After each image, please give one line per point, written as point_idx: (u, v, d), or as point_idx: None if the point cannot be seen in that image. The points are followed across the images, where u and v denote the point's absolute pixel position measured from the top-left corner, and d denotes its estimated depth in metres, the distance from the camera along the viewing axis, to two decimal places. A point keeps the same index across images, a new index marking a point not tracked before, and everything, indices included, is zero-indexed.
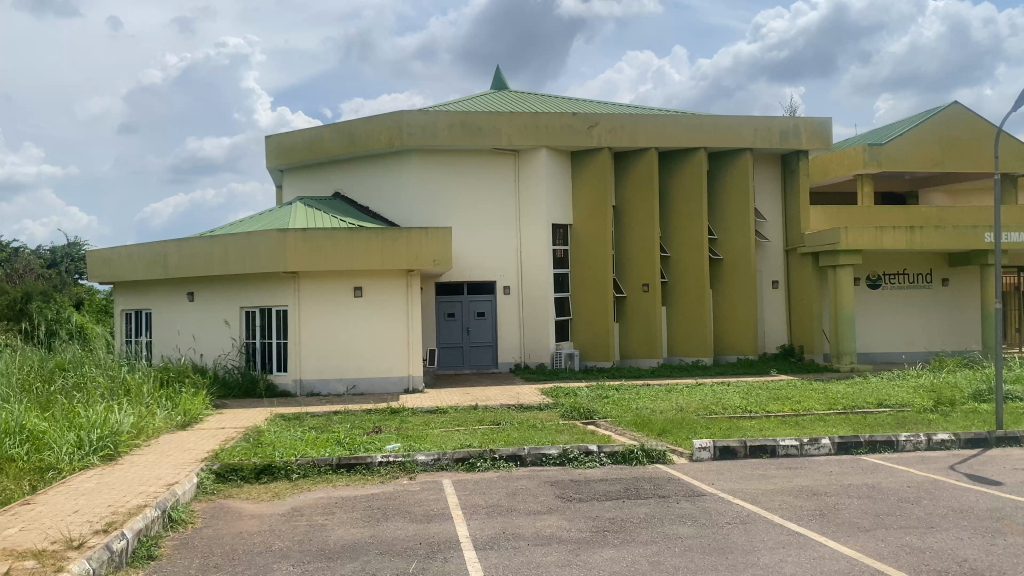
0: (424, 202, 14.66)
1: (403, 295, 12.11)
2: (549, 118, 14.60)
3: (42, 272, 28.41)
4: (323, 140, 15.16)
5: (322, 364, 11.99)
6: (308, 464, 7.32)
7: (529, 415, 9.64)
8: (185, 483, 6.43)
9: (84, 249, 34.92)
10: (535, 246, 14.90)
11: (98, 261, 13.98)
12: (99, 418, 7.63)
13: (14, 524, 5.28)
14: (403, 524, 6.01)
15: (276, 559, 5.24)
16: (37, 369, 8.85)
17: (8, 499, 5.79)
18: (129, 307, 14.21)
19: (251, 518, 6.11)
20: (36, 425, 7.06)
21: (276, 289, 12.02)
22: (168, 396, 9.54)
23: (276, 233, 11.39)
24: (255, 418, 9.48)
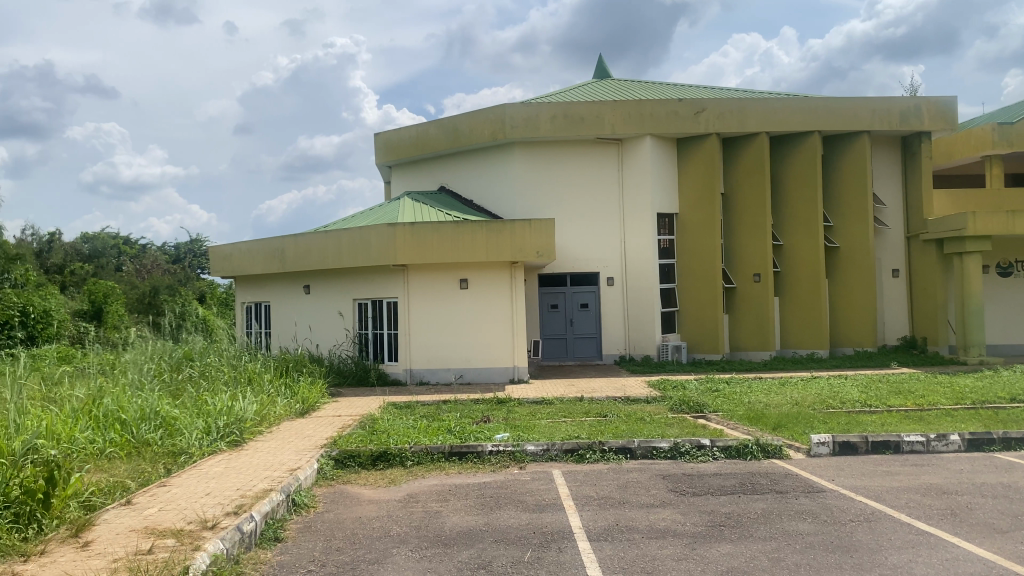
0: (528, 194, 14.69)
1: (507, 286, 12.17)
2: (654, 106, 14.36)
3: (168, 267, 30.07)
4: (428, 136, 15.43)
5: (430, 354, 12.20)
6: (421, 451, 7.46)
7: (637, 407, 9.54)
8: (306, 468, 6.67)
9: (206, 246, 36.78)
10: (639, 236, 14.72)
11: (220, 256, 14.69)
12: (225, 406, 8.00)
13: (153, 504, 5.59)
14: (516, 513, 6.04)
15: (395, 544, 5.35)
16: (168, 358, 9.35)
17: (147, 480, 6.14)
18: (249, 299, 14.88)
19: (369, 503, 6.28)
20: (169, 411, 7.46)
21: (385, 282, 12.31)
22: (287, 385, 9.93)
23: (385, 227, 11.65)
24: (369, 406, 9.74)
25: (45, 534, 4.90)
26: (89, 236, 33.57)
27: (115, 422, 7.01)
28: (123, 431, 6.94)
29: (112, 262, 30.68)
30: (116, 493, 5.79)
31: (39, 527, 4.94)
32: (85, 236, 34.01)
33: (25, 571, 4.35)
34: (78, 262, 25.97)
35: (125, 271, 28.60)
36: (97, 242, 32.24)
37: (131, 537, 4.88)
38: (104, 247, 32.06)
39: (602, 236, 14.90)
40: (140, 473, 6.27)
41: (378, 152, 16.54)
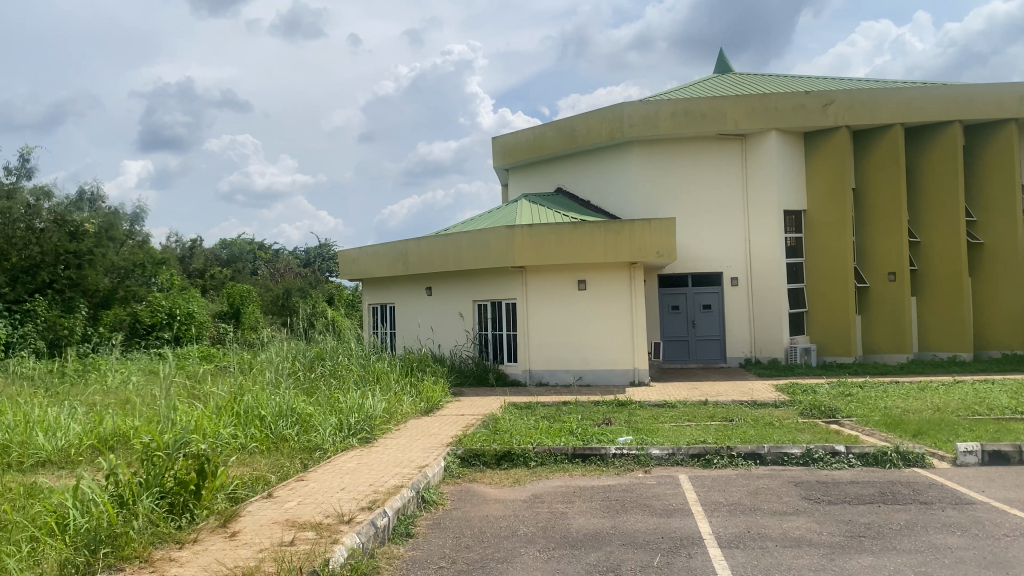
0: (648, 194, 14.49)
1: (626, 287, 12.02)
2: (780, 99, 13.91)
3: (300, 271, 31.39)
4: (545, 138, 15.51)
5: (550, 356, 12.25)
6: (545, 453, 7.48)
7: (765, 412, 9.23)
8: (434, 466, 6.80)
9: (333, 249, 38.19)
10: (765, 234, 14.28)
11: (347, 260, 15.24)
12: (355, 403, 8.28)
13: (293, 498, 5.84)
14: (643, 517, 5.95)
15: (523, 544, 5.38)
16: (301, 357, 9.78)
17: (285, 474, 6.43)
18: (375, 301, 15.37)
19: (496, 502, 6.34)
20: (304, 409, 7.79)
21: (505, 283, 12.42)
22: (412, 384, 10.18)
23: (506, 229, 11.76)
24: (490, 405, 9.85)
25: (196, 523, 5.22)
26: (227, 241, 35.67)
27: (256, 419, 7.37)
28: (262, 427, 7.29)
29: (249, 267, 32.34)
30: (259, 485, 6.09)
31: (191, 516, 5.27)
32: (224, 242, 36.13)
33: (181, 558, 4.62)
34: (217, 267, 27.51)
35: (260, 274, 30.20)
36: (234, 248, 34.20)
37: (274, 529, 5.11)
38: (240, 252, 33.93)
39: (724, 235, 14.54)
40: (279, 467, 6.56)
41: (496, 156, 16.77)
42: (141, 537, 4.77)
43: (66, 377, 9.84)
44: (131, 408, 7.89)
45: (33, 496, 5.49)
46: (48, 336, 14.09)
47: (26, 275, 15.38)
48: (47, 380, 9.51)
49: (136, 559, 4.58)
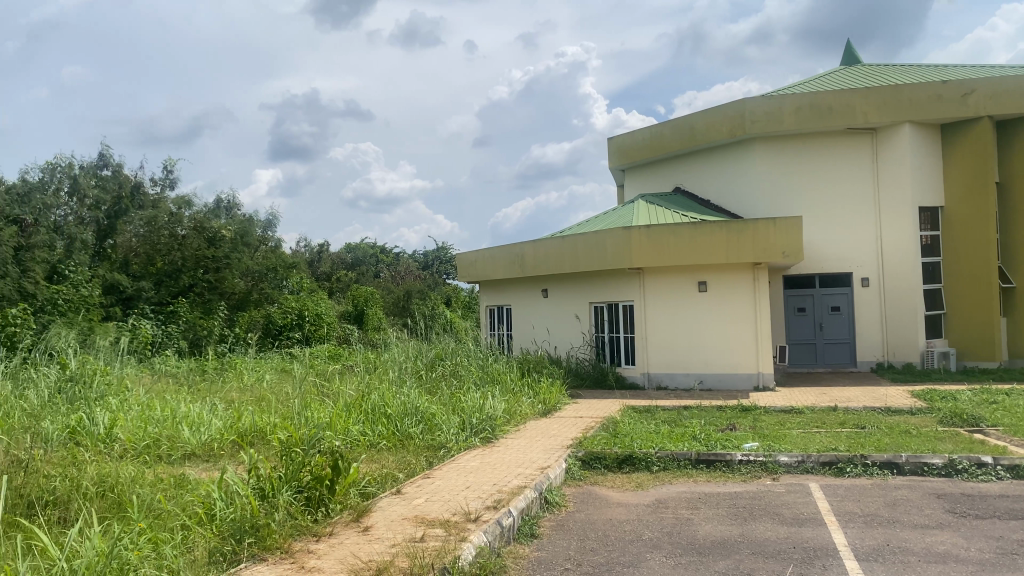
0: (770, 191, 14.06)
1: (749, 288, 11.70)
2: (913, 90, 13.23)
3: (420, 273, 32.14)
4: (663, 137, 15.31)
5: (669, 359, 12.07)
6: (668, 457, 7.36)
7: (901, 419, 8.78)
8: (556, 467, 6.82)
9: (450, 251, 38.90)
10: (898, 232, 13.61)
11: (465, 263, 15.51)
12: (477, 404, 8.39)
13: (421, 495, 5.99)
14: (772, 526, 5.77)
15: (648, 549, 5.31)
16: (422, 357, 9.98)
17: (412, 471, 6.59)
18: (492, 303, 15.56)
19: (619, 506, 6.28)
20: (428, 408, 7.97)
21: (623, 285, 12.32)
22: (530, 386, 10.24)
23: (623, 230, 11.67)
24: (609, 408, 9.79)
25: (331, 517, 5.43)
26: (352, 245, 37.01)
27: (382, 417, 7.60)
28: (389, 425, 7.52)
29: (371, 269, 33.37)
30: (388, 482, 6.28)
31: (326, 510, 5.48)
32: (348, 245, 37.51)
33: (318, 550, 4.81)
34: (342, 270, 28.48)
35: (382, 277, 31.17)
36: (358, 252, 35.45)
37: (404, 525, 5.24)
38: (363, 256, 35.14)
39: (853, 234, 13.94)
40: (406, 464, 6.74)
41: (611, 156, 16.70)
42: (282, 528, 5.00)
43: (207, 375, 10.45)
44: (266, 405, 8.30)
45: (183, 487, 5.86)
46: (189, 336, 14.97)
47: (169, 278, 16.56)
48: (190, 378, 10.12)
49: (277, 549, 4.80)
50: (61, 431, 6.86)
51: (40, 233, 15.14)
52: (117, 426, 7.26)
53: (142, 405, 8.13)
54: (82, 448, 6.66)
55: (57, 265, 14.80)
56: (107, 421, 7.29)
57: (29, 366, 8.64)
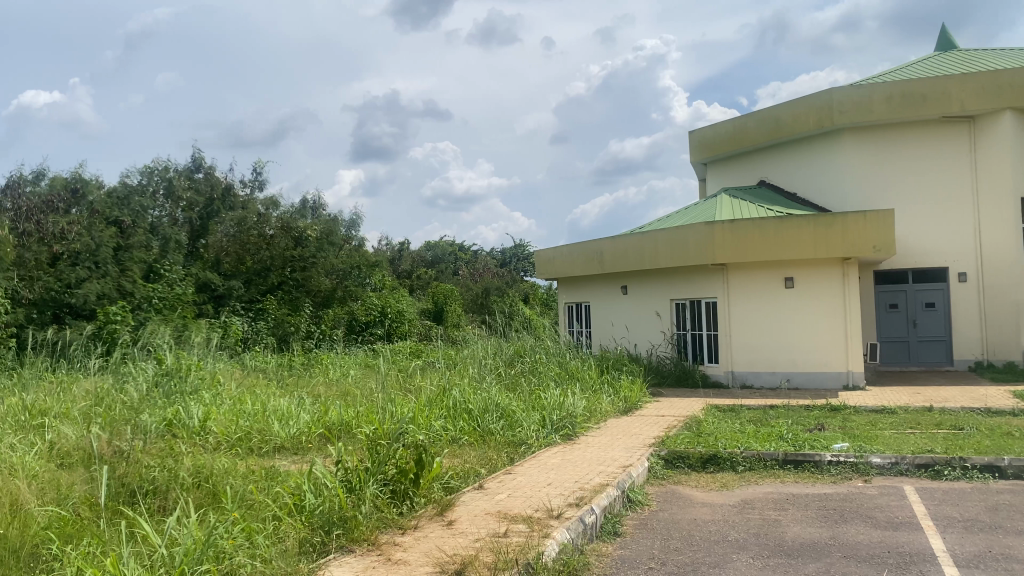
0: (859, 183, 13.59)
1: (838, 284, 11.36)
2: (1015, 74, 12.58)
3: (498, 270, 32.32)
4: (746, 129, 15.00)
5: (754, 357, 11.80)
6: (753, 457, 7.20)
7: (1002, 420, 8.36)
8: (638, 466, 6.74)
9: (528, 248, 38.98)
10: (998, 224, 13.00)
11: (543, 260, 15.52)
12: (557, 401, 8.39)
13: (503, 490, 6.01)
14: (865, 529, 5.57)
15: (735, 550, 5.20)
16: (502, 354, 10.01)
17: (494, 467, 6.62)
18: (570, 300, 15.50)
19: (704, 506, 6.17)
20: (508, 404, 8.00)
21: (705, 282, 12.11)
22: (610, 383, 10.17)
23: (706, 226, 11.47)
24: (692, 407, 9.64)
25: (416, 511, 5.52)
26: (431, 243, 37.52)
27: (464, 413, 7.68)
28: (471, 421, 7.59)
29: (450, 266, 33.75)
30: (471, 477, 6.34)
31: (411, 504, 5.59)
32: (427, 243, 38.04)
33: (404, 543, 4.89)
34: (422, 268, 28.88)
35: (461, 274, 31.51)
36: (438, 250, 35.91)
37: (488, 520, 5.27)
38: (442, 253, 35.56)
39: (950, 227, 13.37)
40: (487, 459, 6.78)
41: (693, 150, 16.46)
42: (368, 520, 5.11)
43: (295, 370, 10.74)
44: (352, 400, 8.47)
45: (273, 478, 6.05)
46: (277, 333, 15.46)
47: (258, 277, 17.12)
48: (278, 373, 10.42)
49: (364, 541, 4.91)
50: (160, 423, 7.14)
51: (138, 234, 15.80)
52: (210, 419, 7.56)
53: (234, 399, 8.42)
54: (179, 440, 6.93)
55: (153, 264, 15.43)
56: (201, 415, 7.58)
57: (128, 362, 9.06)
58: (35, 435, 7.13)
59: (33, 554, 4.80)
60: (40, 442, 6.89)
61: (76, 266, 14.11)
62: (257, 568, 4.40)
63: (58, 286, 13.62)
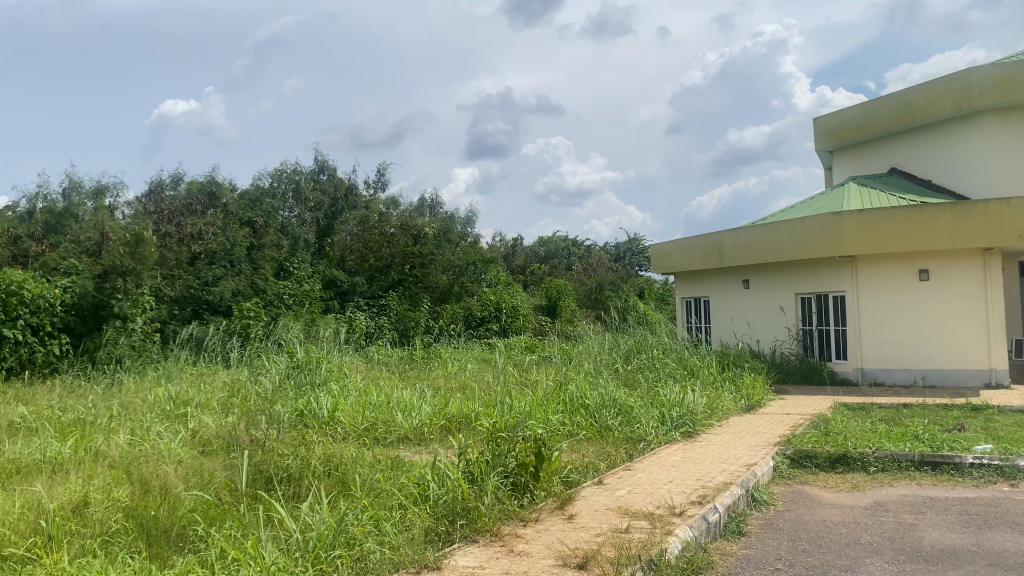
0: (1000, 168, 12.73)
1: (978, 276, 10.69)
2: None
3: (612, 265, 32.09)
4: (876, 115, 14.34)
5: (885, 353, 11.26)
6: (886, 458, 6.88)
7: None
8: (763, 465, 6.56)
9: (643, 242, 38.54)
10: None
11: (660, 254, 15.31)
12: (677, 397, 8.26)
13: (624, 486, 5.98)
14: (1013, 536, 5.22)
15: (868, 554, 4.99)
16: (618, 350, 9.96)
17: (614, 463, 6.60)
18: (689, 295, 15.22)
19: (833, 507, 5.95)
20: (627, 400, 7.95)
21: (832, 274, 11.65)
22: (731, 380, 9.93)
23: (832, 216, 11.03)
24: (818, 405, 9.29)
25: (537, 504, 5.57)
26: (544, 239, 37.69)
27: (581, 408, 7.71)
28: (588, 416, 7.60)
29: (564, 262, 33.76)
30: (591, 472, 6.34)
31: (532, 497, 5.64)
32: (541, 238, 38.23)
33: (526, 535, 4.94)
34: (536, 263, 29.00)
35: (575, 269, 31.49)
36: (551, 245, 36.05)
37: (609, 515, 5.25)
38: (556, 249, 35.67)
39: None
40: (607, 455, 6.75)
41: (818, 138, 15.95)
42: (491, 512, 5.19)
43: (415, 364, 11.01)
44: (471, 393, 8.63)
45: (398, 468, 6.25)
46: (398, 328, 15.93)
47: (380, 274, 17.67)
48: (400, 366, 10.73)
49: (487, 532, 4.99)
50: (292, 413, 7.55)
51: (269, 234, 16.60)
52: (338, 410, 7.90)
53: (360, 391, 8.74)
54: (310, 430, 7.27)
55: (283, 262, 16.16)
56: (329, 406, 7.94)
57: (262, 355, 9.55)
58: (179, 424, 7.61)
59: (180, 535, 5.12)
60: (184, 430, 7.35)
61: (213, 264, 14.96)
62: (385, 555, 4.58)
63: (197, 284, 14.39)
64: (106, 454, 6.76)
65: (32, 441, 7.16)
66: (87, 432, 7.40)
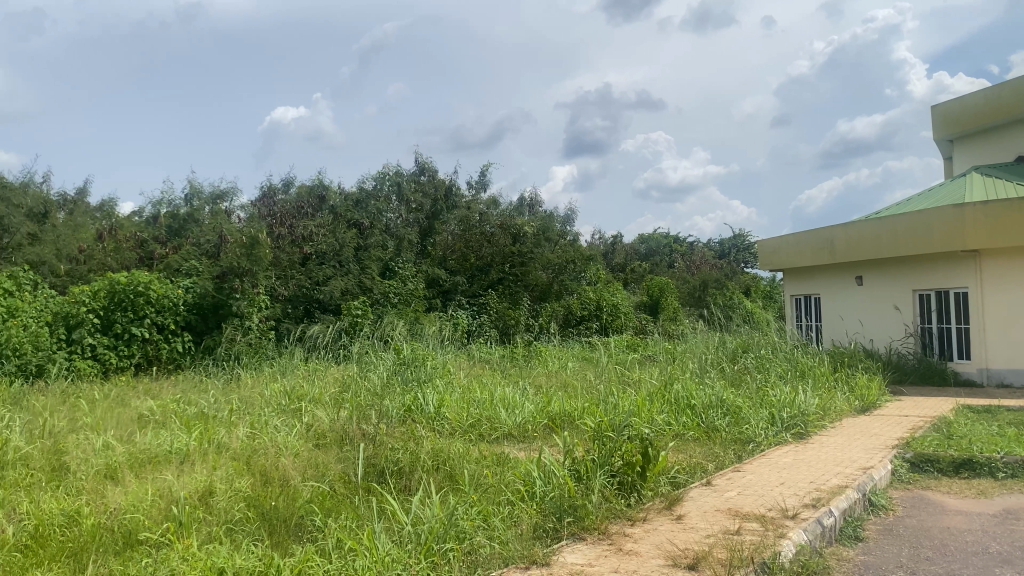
0: None
1: None
2: None
3: (716, 262, 31.43)
4: (1001, 99, 13.55)
5: (1013, 353, 10.62)
6: (1016, 464, 6.51)
7: None
8: (880, 468, 6.32)
9: (747, 238, 37.61)
10: None
11: (768, 251, 14.93)
12: (787, 398, 8.04)
13: (733, 487, 5.87)
14: None
15: (998, 563, 4.73)
16: (723, 349, 9.78)
17: (722, 464, 6.49)
18: (798, 292, 14.77)
19: (958, 514, 5.67)
20: (734, 401, 7.80)
21: (952, 269, 11.08)
22: (844, 380, 9.58)
23: (952, 208, 10.49)
24: (938, 408, 8.85)
25: (643, 503, 5.53)
26: (645, 236, 37.22)
27: (686, 408, 7.62)
28: (694, 417, 7.50)
29: (666, 259, 33.30)
30: (698, 472, 6.26)
31: (639, 496, 5.61)
32: (642, 236, 37.77)
33: (634, 534, 4.92)
34: (637, 261, 28.72)
35: (677, 267, 31.01)
36: (651, 244, 35.60)
37: (718, 516, 5.17)
38: (657, 247, 35.22)
39: None
40: (714, 456, 6.65)
41: (939, 126, 15.35)
42: (599, 510, 5.19)
43: (517, 362, 11.11)
44: (574, 392, 8.64)
45: (504, 464, 6.34)
46: (499, 326, 16.12)
47: (481, 272, 17.91)
48: (503, 364, 10.85)
49: (595, 530, 4.99)
50: (400, 409, 7.78)
51: (375, 234, 17.05)
52: (443, 406, 8.09)
53: (465, 388, 8.88)
54: (418, 425, 7.46)
55: (388, 262, 16.57)
56: (435, 402, 8.14)
57: (370, 352, 9.84)
58: (294, 418, 7.93)
59: (299, 525, 5.34)
60: (299, 423, 7.66)
61: (323, 265, 15.51)
62: (495, 549, 4.66)
63: (309, 284, 14.95)
64: (228, 447, 7.12)
65: (160, 433, 7.61)
66: (210, 425, 7.81)
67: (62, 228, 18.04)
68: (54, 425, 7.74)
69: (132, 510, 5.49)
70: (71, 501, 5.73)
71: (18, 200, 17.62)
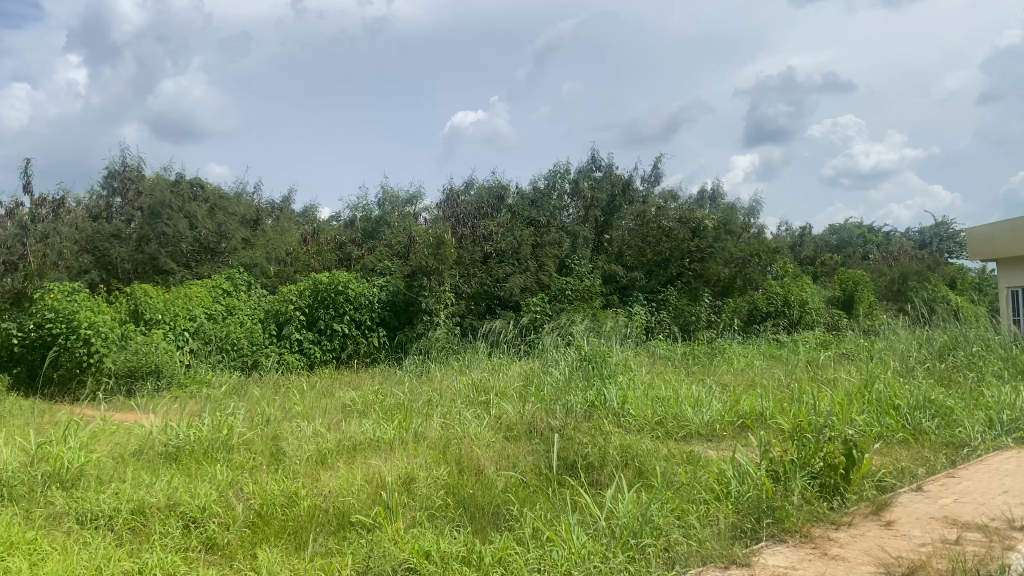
0: None
1: None
2: None
3: (916, 253, 29.35)
4: None
5: None
6: None
7: None
8: None
9: (953, 225, 34.77)
10: None
11: (978, 239, 13.75)
12: (1006, 399, 7.40)
13: (947, 494, 5.48)
14: None
15: None
16: (928, 346, 9.13)
17: (933, 468, 6.08)
18: (1015, 283, 13.44)
19: None
20: (943, 402, 7.31)
21: None
22: None
23: None
24: None
25: (847, 507, 5.27)
26: (835, 227, 35.27)
27: (889, 409, 7.22)
28: (898, 418, 7.08)
29: (861, 250, 31.48)
30: (907, 477, 5.89)
31: (842, 499, 5.35)
32: (833, 226, 35.93)
33: (840, 539, 4.71)
34: (827, 254, 27.41)
35: (872, 259, 29.23)
36: (844, 233, 33.77)
37: (933, 524, 4.85)
38: (849, 238, 33.47)
39: None
40: (923, 459, 6.25)
41: None
42: (799, 512, 5.04)
43: (701, 359, 10.92)
44: (762, 389, 8.40)
45: (695, 462, 6.26)
46: (679, 322, 16.05)
47: (659, 267, 17.70)
48: (685, 361, 10.69)
49: (797, 532, 4.83)
50: (584, 405, 7.90)
51: (552, 232, 16.92)
52: (627, 402, 8.10)
53: (648, 384, 8.84)
54: (604, 420, 7.53)
55: (565, 258, 16.57)
56: (619, 397, 8.17)
57: (553, 347, 10.01)
58: (483, 410, 8.24)
59: (496, 513, 5.53)
60: (489, 415, 7.95)
61: (502, 262, 15.92)
62: (691, 547, 4.61)
63: (490, 282, 15.50)
64: (425, 436, 7.52)
65: (363, 422, 8.16)
66: (408, 414, 8.28)
67: (271, 234, 19.74)
68: (271, 413, 8.50)
69: (345, 494, 5.90)
70: (290, 483, 6.26)
71: (233, 209, 19.36)
